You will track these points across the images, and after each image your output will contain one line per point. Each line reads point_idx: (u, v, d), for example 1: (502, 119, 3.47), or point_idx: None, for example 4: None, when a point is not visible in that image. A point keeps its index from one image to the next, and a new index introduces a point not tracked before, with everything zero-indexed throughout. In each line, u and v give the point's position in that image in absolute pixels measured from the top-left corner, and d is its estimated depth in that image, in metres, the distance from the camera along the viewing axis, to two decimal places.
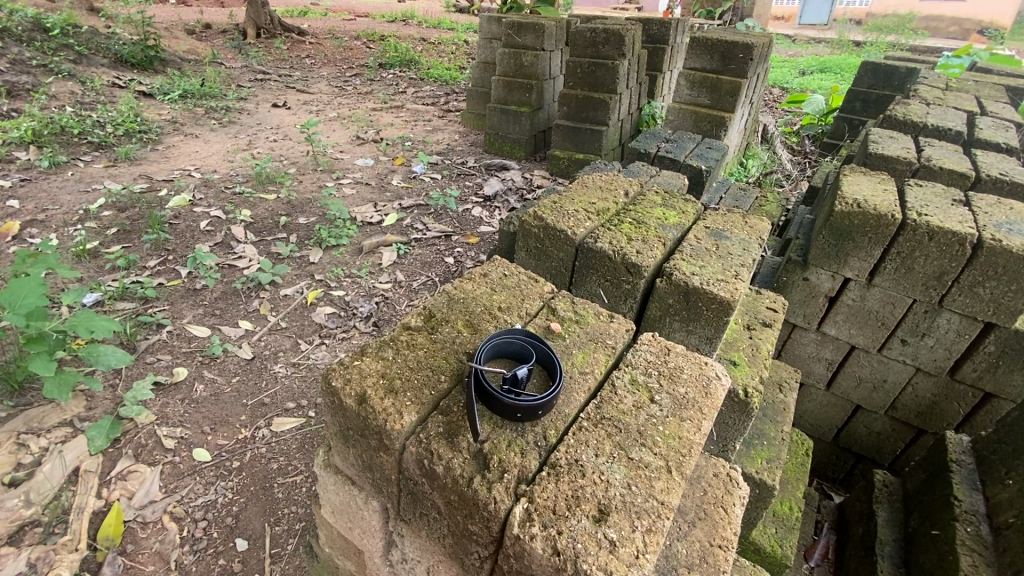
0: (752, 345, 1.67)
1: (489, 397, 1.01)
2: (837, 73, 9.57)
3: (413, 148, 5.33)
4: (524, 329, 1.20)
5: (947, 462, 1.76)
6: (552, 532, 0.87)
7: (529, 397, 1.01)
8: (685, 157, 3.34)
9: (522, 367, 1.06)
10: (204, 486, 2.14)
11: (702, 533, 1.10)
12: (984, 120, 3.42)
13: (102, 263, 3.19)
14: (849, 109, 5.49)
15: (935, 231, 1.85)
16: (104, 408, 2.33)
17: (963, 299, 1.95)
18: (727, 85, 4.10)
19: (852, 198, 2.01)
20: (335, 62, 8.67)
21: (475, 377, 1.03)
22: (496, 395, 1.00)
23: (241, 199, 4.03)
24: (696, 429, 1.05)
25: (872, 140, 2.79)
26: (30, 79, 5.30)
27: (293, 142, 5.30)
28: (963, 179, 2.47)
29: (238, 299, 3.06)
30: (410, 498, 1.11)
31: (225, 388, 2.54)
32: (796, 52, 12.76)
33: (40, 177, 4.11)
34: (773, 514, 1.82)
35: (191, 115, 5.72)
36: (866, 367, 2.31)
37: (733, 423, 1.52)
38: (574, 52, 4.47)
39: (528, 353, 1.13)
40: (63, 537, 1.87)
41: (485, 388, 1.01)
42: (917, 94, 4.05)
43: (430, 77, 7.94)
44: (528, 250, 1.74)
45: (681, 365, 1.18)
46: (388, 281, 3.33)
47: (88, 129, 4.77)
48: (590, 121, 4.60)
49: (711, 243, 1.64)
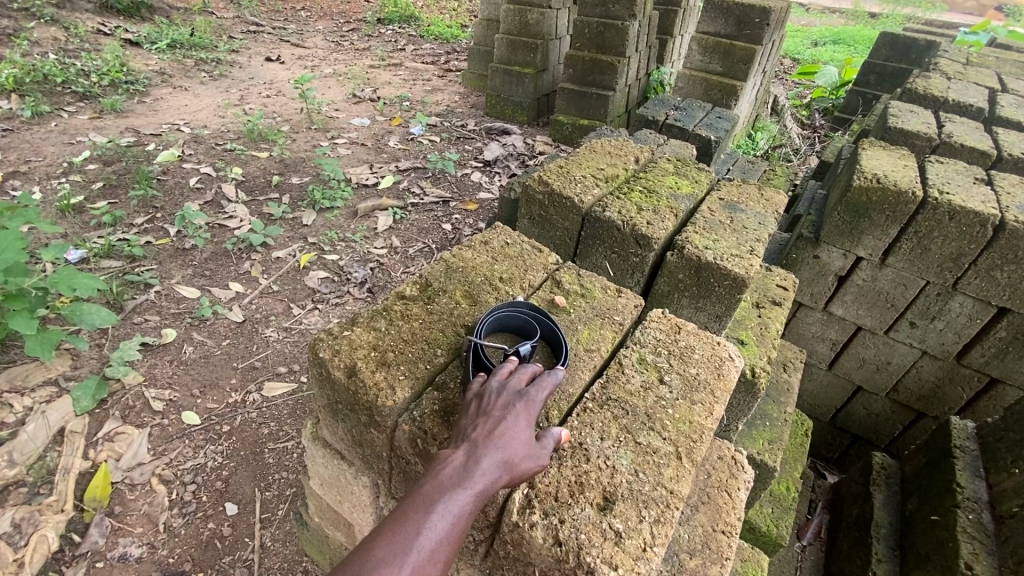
0: (761, 324, 1.61)
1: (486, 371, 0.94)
2: (851, 45, 9.27)
3: (412, 108, 5.12)
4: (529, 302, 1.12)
5: (951, 448, 1.73)
6: (553, 520, 0.81)
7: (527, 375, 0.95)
8: (694, 126, 3.20)
9: (526, 344, 0.99)
10: (194, 449, 2.10)
11: (705, 518, 1.05)
12: (1006, 97, 3.29)
13: (87, 218, 3.08)
14: (863, 83, 5.31)
15: (958, 210, 1.77)
16: (91, 368, 2.28)
17: (978, 283, 1.89)
18: (741, 51, 3.91)
19: (871, 172, 1.91)
20: (332, 16, 8.29)
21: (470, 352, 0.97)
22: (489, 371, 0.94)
23: (232, 156, 3.88)
24: (708, 414, 0.99)
25: (891, 113, 2.66)
26: (10, 22, 5.04)
27: (287, 98, 5.09)
28: (985, 158, 2.38)
29: (228, 260, 2.96)
30: (403, 476, 1.05)
31: (215, 351, 2.47)
32: (811, 22, 12.33)
33: (21, 127, 3.94)
34: (770, 494, 1.80)
35: (180, 67, 5.47)
36: (871, 350, 2.27)
37: (738, 403, 1.47)
38: (583, 11, 4.25)
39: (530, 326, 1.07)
40: (49, 498, 1.83)
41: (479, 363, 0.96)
42: (938, 68, 3.89)
43: (431, 34, 7.60)
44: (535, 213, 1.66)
45: (693, 344, 1.12)
46: (384, 246, 3.23)
47: (71, 77, 4.55)
48: (597, 85, 4.42)
49: (725, 216, 1.55)
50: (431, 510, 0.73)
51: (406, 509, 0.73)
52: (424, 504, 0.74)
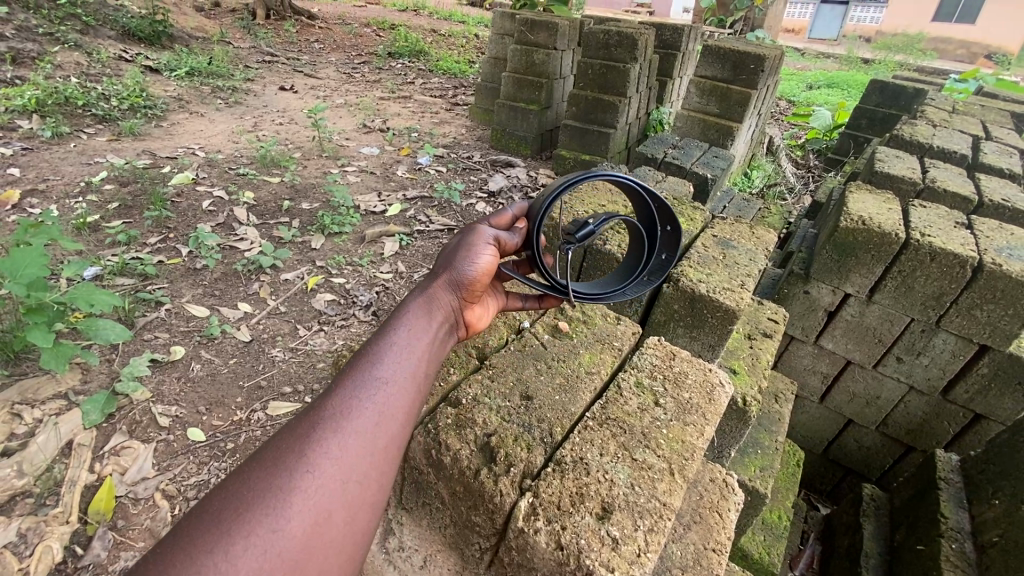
0: (752, 354, 1.69)
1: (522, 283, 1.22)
2: (844, 89, 9.65)
3: (420, 139, 5.31)
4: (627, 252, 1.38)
5: (935, 479, 1.79)
6: (556, 526, 0.88)
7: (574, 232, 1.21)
8: (691, 164, 3.35)
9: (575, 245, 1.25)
10: (198, 465, 2.13)
11: (697, 536, 1.11)
12: (989, 144, 3.45)
13: (102, 237, 3.19)
14: (855, 126, 5.52)
15: (938, 251, 1.87)
16: (100, 382, 2.34)
17: (960, 321, 1.98)
18: (736, 95, 4.11)
19: (857, 214, 2.02)
20: (344, 48, 8.63)
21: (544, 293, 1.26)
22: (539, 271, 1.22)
23: (244, 181, 4.02)
24: (699, 434, 1.07)
25: (877, 158, 2.80)
26: (36, 47, 5.27)
27: (299, 126, 5.28)
28: (966, 203, 2.51)
29: (238, 281, 3.06)
30: (415, 486, 1.13)
31: (222, 369, 2.54)
32: (805, 66, 12.81)
33: (41, 147, 4.09)
34: (763, 522, 1.85)
35: (197, 94, 5.68)
36: (860, 384, 2.35)
37: (730, 430, 1.54)
38: (586, 53, 4.47)
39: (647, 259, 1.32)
40: (55, 509, 1.87)
41: (533, 284, 1.21)
42: (924, 115, 4.08)
43: (440, 69, 7.90)
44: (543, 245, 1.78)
45: (686, 370, 1.20)
46: (390, 271, 3.32)
47: (92, 101, 4.73)
48: (598, 123, 4.61)
49: (718, 252, 1.66)
50: (355, 380, 0.94)
51: (335, 385, 0.94)
52: (350, 377, 0.94)
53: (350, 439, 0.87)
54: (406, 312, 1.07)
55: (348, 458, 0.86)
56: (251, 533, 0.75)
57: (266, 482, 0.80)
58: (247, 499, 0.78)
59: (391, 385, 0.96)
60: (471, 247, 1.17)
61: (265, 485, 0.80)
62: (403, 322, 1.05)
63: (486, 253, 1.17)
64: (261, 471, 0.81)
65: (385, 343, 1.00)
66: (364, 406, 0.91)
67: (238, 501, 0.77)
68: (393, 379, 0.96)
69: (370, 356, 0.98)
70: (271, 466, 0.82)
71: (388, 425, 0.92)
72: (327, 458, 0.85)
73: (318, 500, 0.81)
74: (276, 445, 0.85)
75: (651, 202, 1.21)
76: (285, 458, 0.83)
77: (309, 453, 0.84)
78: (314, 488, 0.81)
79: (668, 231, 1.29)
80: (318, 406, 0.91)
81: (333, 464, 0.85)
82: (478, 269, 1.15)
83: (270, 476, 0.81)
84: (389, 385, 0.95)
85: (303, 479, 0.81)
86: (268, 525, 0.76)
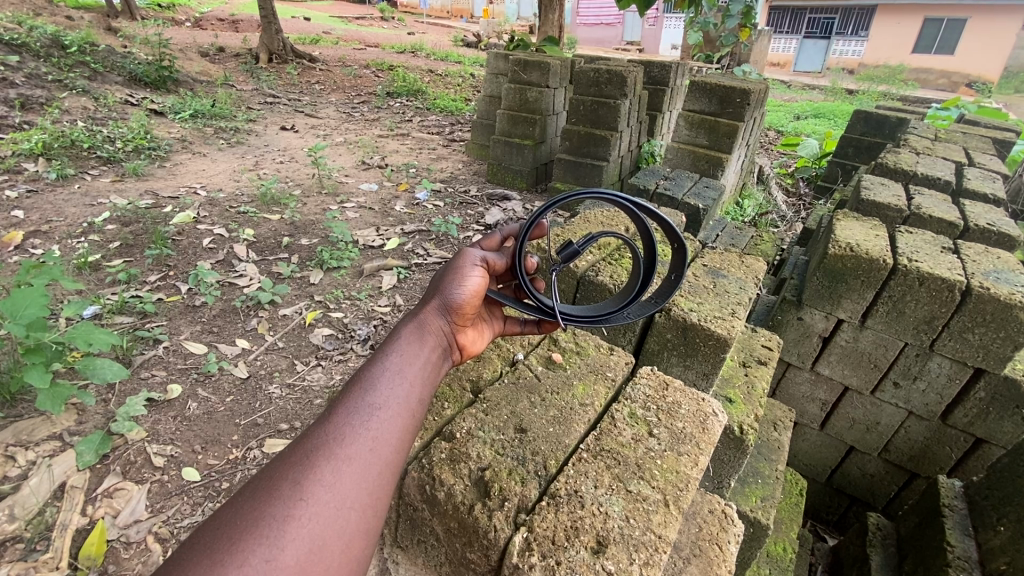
0: (748, 382, 1.70)
1: (514, 308, 1.27)
2: (831, 118, 9.95)
3: (418, 175, 5.41)
4: (634, 277, 1.39)
5: (940, 506, 1.77)
6: (551, 561, 0.88)
7: (559, 255, 1.27)
8: (683, 195, 3.40)
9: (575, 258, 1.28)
10: (192, 506, 2.08)
11: (697, 569, 1.09)
12: (972, 170, 3.53)
13: (102, 276, 3.22)
14: (841, 155, 5.63)
15: (925, 276, 1.90)
16: (95, 423, 2.32)
17: (953, 344, 1.98)
18: (725, 126, 4.21)
19: (845, 241, 2.06)
20: (345, 88, 8.91)
21: (537, 319, 1.31)
22: (528, 296, 1.28)
23: (245, 218, 4.08)
24: (694, 464, 1.07)
25: (864, 186, 2.85)
26: (44, 93, 5.44)
27: (299, 164, 5.40)
28: (953, 228, 2.56)
29: (236, 318, 3.07)
30: (410, 523, 1.13)
31: (219, 407, 2.52)
32: (791, 98, 13.17)
33: (46, 189, 4.17)
34: (768, 555, 1.83)
35: (200, 135, 5.83)
36: (860, 410, 2.35)
37: (729, 459, 1.53)
38: (578, 91, 4.62)
39: (647, 280, 1.33)
40: (45, 554, 1.82)
41: (526, 309, 1.26)
42: (908, 143, 4.20)
43: (437, 107, 8.11)
44: (546, 276, 1.84)
45: (680, 401, 1.20)
46: (388, 305, 3.33)
47: (97, 143, 4.85)
48: (591, 156, 4.73)
49: (708, 281, 1.69)
50: (349, 406, 0.95)
51: (328, 413, 0.95)
52: (344, 403, 0.96)
53: (344, 466, 0.88)
54: (399, 338, 1.09)
55: (342, 486, 0.86)
56: (244, 563, 0.75)
57: (257, 512, 0.80)
58: (241, 528, 0.78)
59: (385, 409, 0.97)
60: (459, 271, 1.20)
61: (259, 515, 0.80)
62: (396, 347, 1.07)
63: (474, 275, 1.20)
64: (255, 500, 0.82)
65: (379, 368, 1.02)
66: (358, 432, 0.92)
67: (230, 532, 0.78)
68: (386, 403, 0.98)
69: (363, 383, 0.99)
70: (264, 494, 0.83)
71: (383, 449, 0.92)
72: (322, 484, 0.85)
73: (312, 525, 0.81)
74: (269, 475, 0.86)
75: (649, 222, 1.21)
76: (279, 487, 0.84)
77: (303, 481, 0.84)
78: (309, 517, 0.81)
79: (674, 249, 1.29)
80: (312, 434, 0.92)
81: (329, 490, 0.85)
82: (467, 291, 1.18)
83: (263, 505, 0.81)
84: (383, 411, 0.96)
85: (297, 508, 0.81)
86: (261, 555, 0.76)
